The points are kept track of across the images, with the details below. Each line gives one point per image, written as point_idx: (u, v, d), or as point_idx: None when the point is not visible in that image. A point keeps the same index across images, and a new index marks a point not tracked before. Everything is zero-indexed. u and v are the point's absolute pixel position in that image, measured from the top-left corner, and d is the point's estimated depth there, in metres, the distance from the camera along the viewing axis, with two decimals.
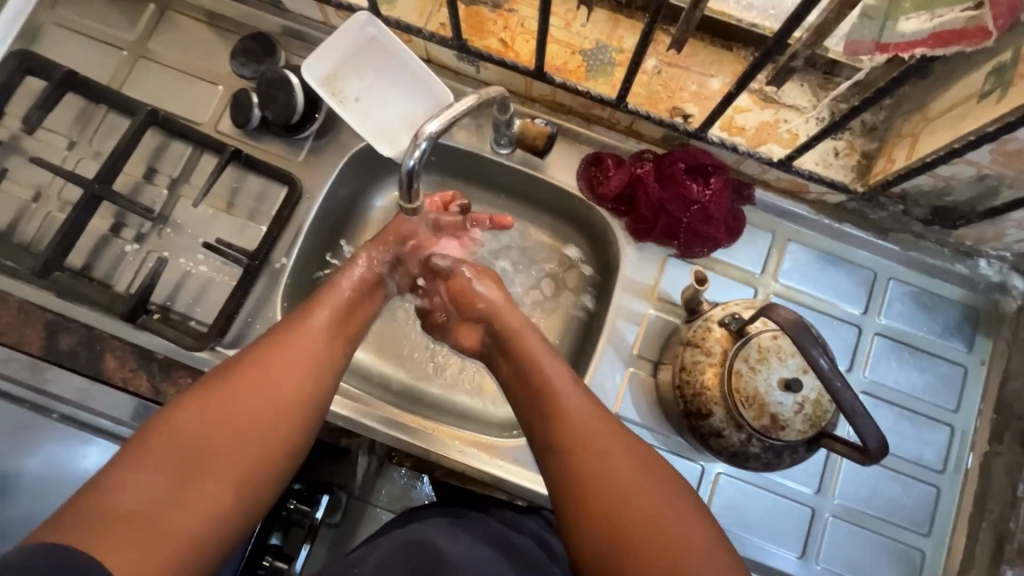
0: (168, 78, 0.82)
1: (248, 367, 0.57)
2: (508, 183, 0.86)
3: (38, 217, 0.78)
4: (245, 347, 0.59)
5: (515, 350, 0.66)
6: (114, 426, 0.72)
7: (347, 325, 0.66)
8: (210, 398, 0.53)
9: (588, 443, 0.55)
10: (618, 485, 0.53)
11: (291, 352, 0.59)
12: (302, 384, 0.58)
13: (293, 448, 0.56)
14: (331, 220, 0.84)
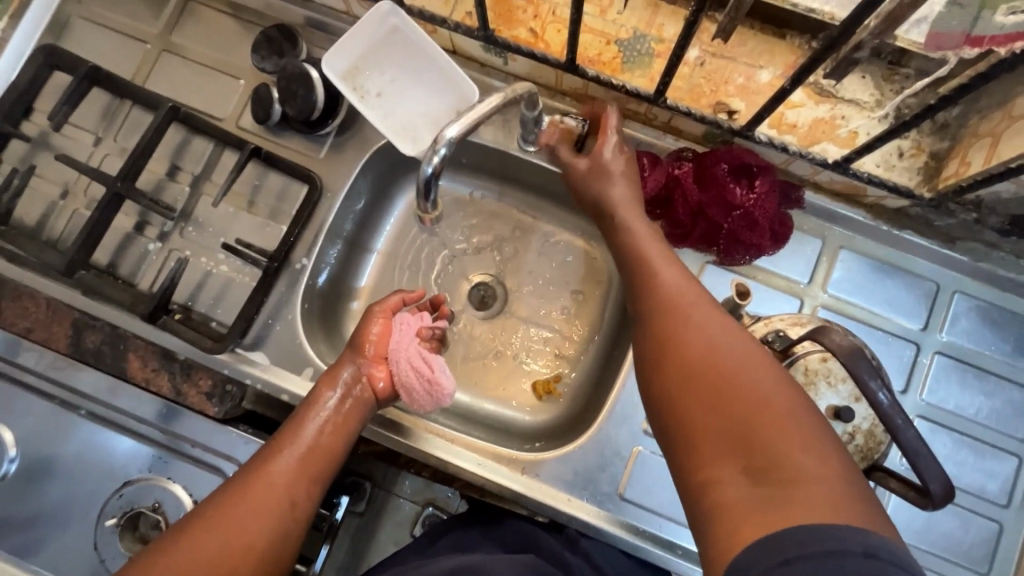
0: (191, 72, 0.81)
1: (205, 527, 0.53)
2: (537, 181, 0.82)
3: (66, 214, 0.78)
4: (210, 495, 0.57)
5: (642, 258, 0.60)
6: (140, 426, 0.72)
7: (318, 453, 0.60)
8: (163, 557, 0.51)
9: (710, 355, 0.47)
10: (731, 371, 0.45)
11: (252, 509, 0.55)
12: (261, 544, 0.54)
13: None
14: (354, 218, 0.82)
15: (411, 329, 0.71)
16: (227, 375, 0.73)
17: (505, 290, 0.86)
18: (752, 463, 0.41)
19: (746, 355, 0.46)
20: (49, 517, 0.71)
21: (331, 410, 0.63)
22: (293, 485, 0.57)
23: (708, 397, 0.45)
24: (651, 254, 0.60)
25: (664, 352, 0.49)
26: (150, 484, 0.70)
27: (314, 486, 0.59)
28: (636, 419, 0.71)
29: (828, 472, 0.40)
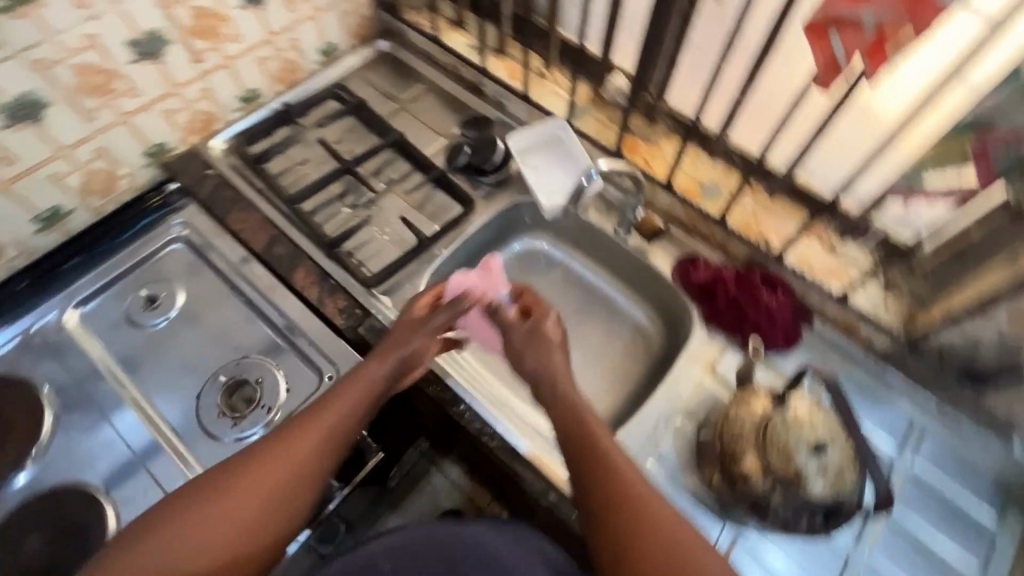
0: (413, 124, 1.20)
1: (256, 458, 0.71)
2: (615, 261, 1.11)
3: (294, 174, 1.11)
4: (262, 437, 0.74)
5: (599, 451, 0.73)
6: (275, 318, 0.98)
7: (333, 435, 0.75)
8: (223, 490, 0.68)
9: (681, 550, 0.65)
10: (681, 550, 0.65)
11: (285, 455, 0.72)
12: (289, 490, 0.70)
13: (273, 524, 0.69)
14: (482, 243, 1.13)
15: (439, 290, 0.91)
16: (359, 302, 0.97)
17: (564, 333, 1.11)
18: None
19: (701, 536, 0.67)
20: (181, 360, 0.95)
21: (367, 377, 0.80)
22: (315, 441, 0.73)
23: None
24: (612, 447, 0.73)
25: (644, 529, 0.67)
26: (262, 363, 0.95)
27: (332, 456, 0.74)
28: (651, 440, 0.87)
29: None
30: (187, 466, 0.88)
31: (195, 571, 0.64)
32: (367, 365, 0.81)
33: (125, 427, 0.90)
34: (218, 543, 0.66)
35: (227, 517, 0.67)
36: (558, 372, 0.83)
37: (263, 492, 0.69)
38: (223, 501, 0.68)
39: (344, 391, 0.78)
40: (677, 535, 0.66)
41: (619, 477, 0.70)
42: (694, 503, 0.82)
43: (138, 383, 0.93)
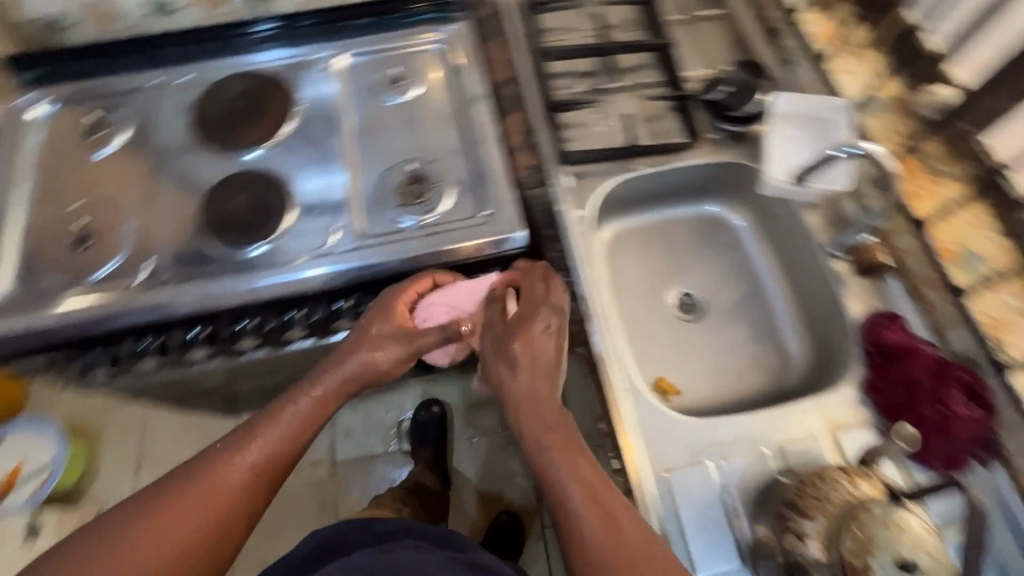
0: (687, 41, 1.13)
1: (257, 425, 0.73)
2: (804, 276, 0.99)
3: (558, 36, 1.14)
4: (234, 428, 0.74)
5: (547, 472, 0.69)
6: (468, 139, 1.03)
7: (342, 388, 0.78)
8: (238, 452, 0.70)
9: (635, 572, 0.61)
10: (633, 569, 0.62)
11: (275, 428, 0.73)
12: (236, 485, 0.68)
13: (250, 504, 0.69)
14: (682, 185, 1.06)
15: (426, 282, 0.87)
16: (544, 169, 0.99)
17: (705, 311, 1.05)
18: None
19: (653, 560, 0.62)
20: (392, 136, 1.05)
21: (372, 337, 0.80)
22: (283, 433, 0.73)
23: None
24: (557, 472, 0.68)
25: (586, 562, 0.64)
26: (446, 174, 1.01)
27: (317, 424, 0.76)
28: (724, 447, 0.80)
29: None
30: (352, 216, 0.98)
31: (176, 549, 0.64)
32: (357, 351, 0.79)
33: (329, 164, 1.03)
34: (212, 514, 0.66)
35: (206, 507, 0.66)
36: (523, 403, 0.72)
37: (240, 470, 0.69)
38: (188, 505, 0.66)
39: (345, 361, 0.78)
40: (630, 556, 0.62)
41: (566, 500, 0.67)
42: (729, 530, 0.75)
43: (354, 135, 1.06)
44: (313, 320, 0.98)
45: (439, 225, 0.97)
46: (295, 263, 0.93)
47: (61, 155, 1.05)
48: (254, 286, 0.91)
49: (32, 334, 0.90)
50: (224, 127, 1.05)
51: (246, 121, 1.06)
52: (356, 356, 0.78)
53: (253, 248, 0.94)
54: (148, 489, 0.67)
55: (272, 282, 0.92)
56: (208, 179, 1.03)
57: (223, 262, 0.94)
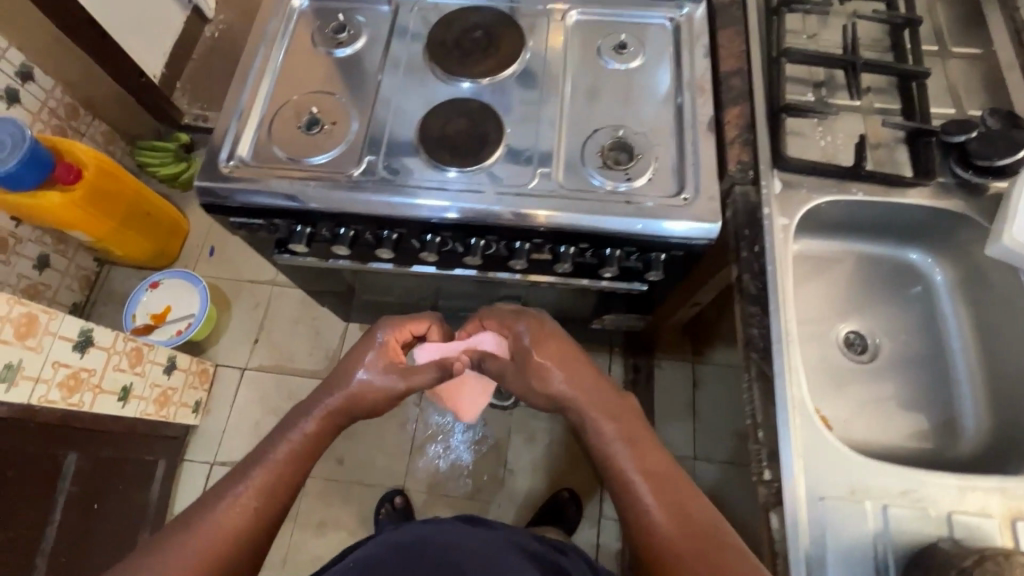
0: (938, 76, 1.06)
1: (262, 458, 0.80)
2: (1005, 351, 0.92)
3: (797, 39, 1.10)
4: (227, 477, 0.78)
5: (616, 467, 0.77)
6: (686, 123, 1.02)
7: (331, 419, 0.86)
8: (198, 512, 0.73)
9: (706, 538, 0.69)
10: (706, 535, 0.70)
11: (272, 470, 0.78)
12: (280, 486, 0.78)
13: (286, 498, 0.78)
14: (890, 223, 1.01)
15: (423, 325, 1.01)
16: (757, 168, 0.97)
17: (875, 356, 1.01)
18: None
19: (716, 529, 0.70)
20: (605, 99, 1.07)
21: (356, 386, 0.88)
22: (250, 488, 0.76)
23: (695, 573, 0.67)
24: (619, 460, 0.77)
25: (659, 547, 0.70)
26: (650, 148, 1.02)
27: (312, 457, 0.83)
28: (890, 493, 0.76)
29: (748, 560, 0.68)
30: (552, 165, 1.01)
31: (228, 535, 0.72)
32: (356, 376, 0.88)
33: (540, 109, 1.06)
34: (256, 517, 0.74)
35: (232, 521, 0.73)
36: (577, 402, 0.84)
37: (248, 501, 0.75)
38: (232, 513, 0.73)
39: (336, 391, 0.87)
40: (698, 526, 0.70)
41: (630, 481, 0.75)
42: (878, 573, 0.72)
43: (569, 89, 1.08)
44: (488, 254, 1.05)
45: (633, 195, 0.98)
46: (492, 194, 0.97)
47: (306, 46, 1.16)
48: (451, 205, 0.96)
49: (254, 194, 0.99)
50: (452, 53, 1.11)
51: (473, 52, 1.11)
52: (357, 379, 0.88)
53: (457, 170, 0.99)
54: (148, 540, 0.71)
55: (469, 204, 0.96)
56: (426, 98, 1.09)
57: (430, 177, 1.00)
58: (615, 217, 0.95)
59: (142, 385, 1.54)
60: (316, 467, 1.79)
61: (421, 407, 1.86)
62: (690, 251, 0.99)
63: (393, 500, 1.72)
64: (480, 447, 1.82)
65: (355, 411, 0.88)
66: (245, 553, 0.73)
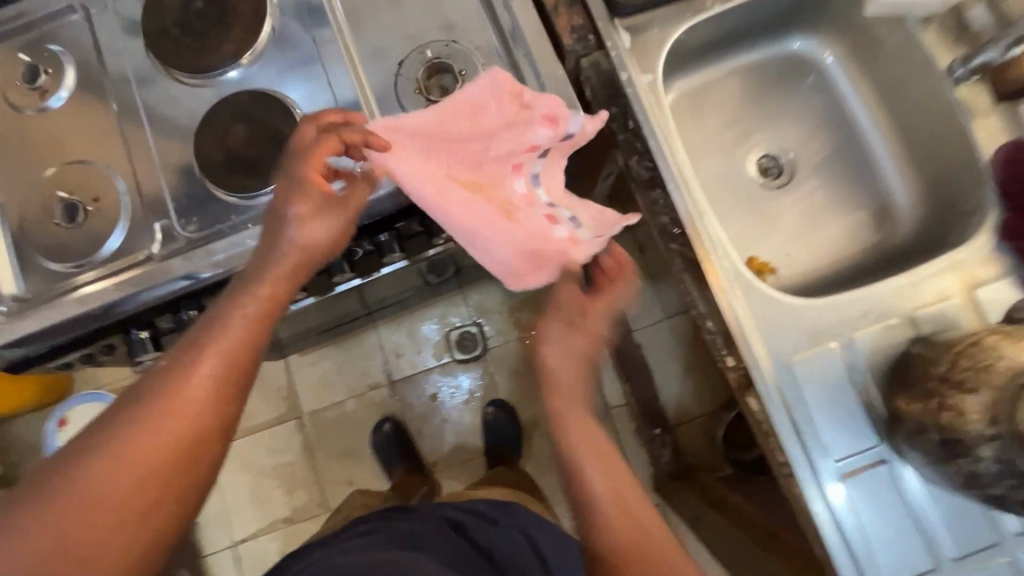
0: None
1: (221, 316, 0.54)
2: (915, 112, 0.83)
3: None
4: (205, 327, 0.53)
5: (556, 355, 0.72)
6: (495, 8, 0.82)
7: (315, 245, 0.61)
8: (132, 406, 0.49)
9: (606, 453, 0.66)
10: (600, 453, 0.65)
11: (242, 315, 0.54)
12: (246, 353, 0.53)
13: (240, 381, 0.52)
14: (758, 21, 0.87)
15: (353, 140, 0.62)
16: (596, 29, 0.80)
17: (792, 171, 0.93)
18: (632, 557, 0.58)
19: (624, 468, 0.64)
20: (391, 17, 0.84)
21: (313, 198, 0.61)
22: (251, 298, 0.56)
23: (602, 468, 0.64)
24: (559, 341, 0.73)
25: (580, 454, 0.64)
26: (470, 55, 0.82)
27: (294, 287, 0.60)
28: (851, 323, 0.72)
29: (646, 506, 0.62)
30: None
31: (165, 463, 0.47)
32: (290, 208, 0.60)
33: (323, 65, 0.84)
34: (193, 418, 0.49)
35: (173, 421, 0.48)
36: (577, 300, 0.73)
37: (198, 395, 0.50)
38: (182, 401, 0.49)
39: (303, 180, 0.61)
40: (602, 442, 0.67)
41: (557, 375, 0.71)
42: (861, 404, 0.71)
43: (344, 23, 0.84)
44: (358, 258, 0.87)
45: None
46: None
47: (7, 114, 0.87)
48: None
49: (61, 327, 0.81)
50: (186, 42, 0.84)
51: (211, 32, 0.85)
52: (291, 209, 0.60)
53: (264, 188, 0.79)
54: (82, 442, 0.47)
55: None
56: (188, 115, 0.85)
57: (242, 211, 0.81)
58: None
59: None
60: (332, 497, 1.73)
61: (398, 396, 1.76)
62: None
63: (384, 430, 1.70)
64: (471, 405, 1.77)
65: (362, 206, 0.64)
66: (187, 481, 0.49)
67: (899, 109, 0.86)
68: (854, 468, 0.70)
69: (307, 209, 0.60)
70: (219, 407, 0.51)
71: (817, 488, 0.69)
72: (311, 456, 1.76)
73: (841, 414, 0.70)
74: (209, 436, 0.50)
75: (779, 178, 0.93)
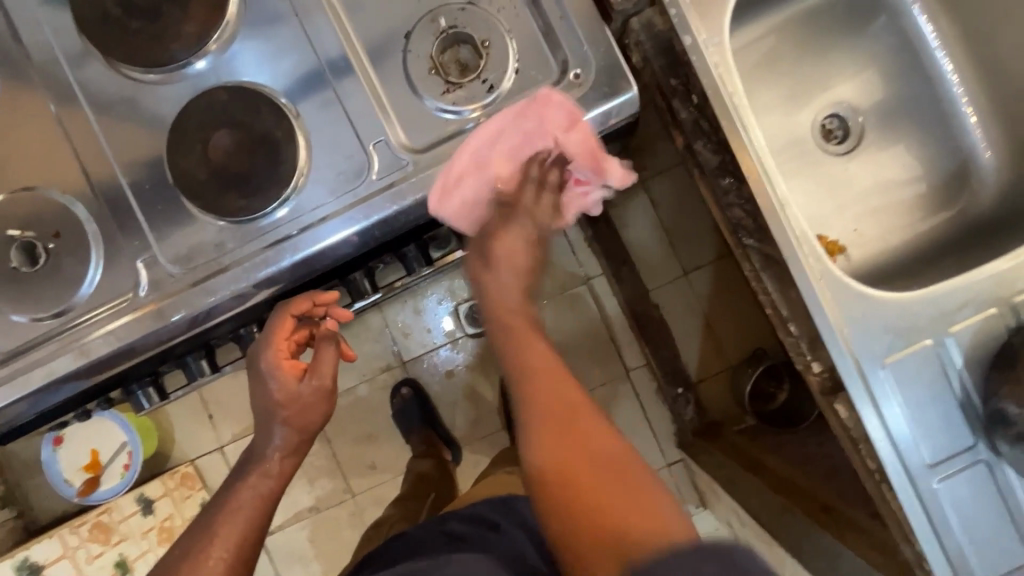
0: None
1: (232, 501, 0.67)
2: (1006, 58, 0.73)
3: None
4: (200, 525, 0.67)
5: (515, 332, 0.72)
6: None
7: (305, 418, 0.71)
8: None
9: (577, 435, 0.62)
10: (568, 472, 0.59)
11: (245, 506, 0.67)
12: (258, 518, 0.67)
13: (255, 537, 0.66)
14: None
15: (307, 307, 0.71)
16: None
17: (861, 132, 0.84)
18: (578, 507, 0.57)
19: (609, 462, 0.60)
20: None
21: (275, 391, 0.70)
22: (261, 479, 0.69)
23: (564, 463, 0.60)
24: (510, 309, 0.74)
25: (557, 466, 0.60)
26: (491, 21, 0.68)
27: (291, 460, 0.71)
28: (950, 317, 0.65)
29: (681, 530, 0.54)
30: (386, 125, 0.68)
31: None
32: (270, 384, 0.70)
33: (311, 45, 0.69)
34: None
35: None
36: (526, 349, 0.70)
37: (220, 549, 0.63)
38: None
39: (272, 383, 0.70)
40: (611, 450, 0.61)
41: (517, 365, 0.69)
42: (960, 404, 0.65)
43: None
44: (376, 273, 0.82)
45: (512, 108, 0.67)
46: (334, 215, 0.67)
47: None
48: (292, 263, 0.67)
49: (41, 394, 0.69)
50: (133, 28, 0.68)
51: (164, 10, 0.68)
52: (268, 395, 0.70)
53: (263, 208, 0.66)
54: None
55: (311, 250, 0.67)
56: (148, 117, 0.69)
57: (238, 237, 0.68)
58: None
59: (134, 544, 1.35)
60: (355, 483, 1.60)
61: (412, 376, 1.58)
62: (611, 134, 0.72)
63: (401, 392, 1.55)
64: None
65: (309, 442, 0.72)
66: None
67: (987, 54, 0.76)
68: (951, 470, 0.65)
69: (286, 398, 0.70)
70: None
71: (914, 494, 0.65)
72: (329, 445, 1.61)
73: (940, 416, 0.65)
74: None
75: (842, 143, 0.84)
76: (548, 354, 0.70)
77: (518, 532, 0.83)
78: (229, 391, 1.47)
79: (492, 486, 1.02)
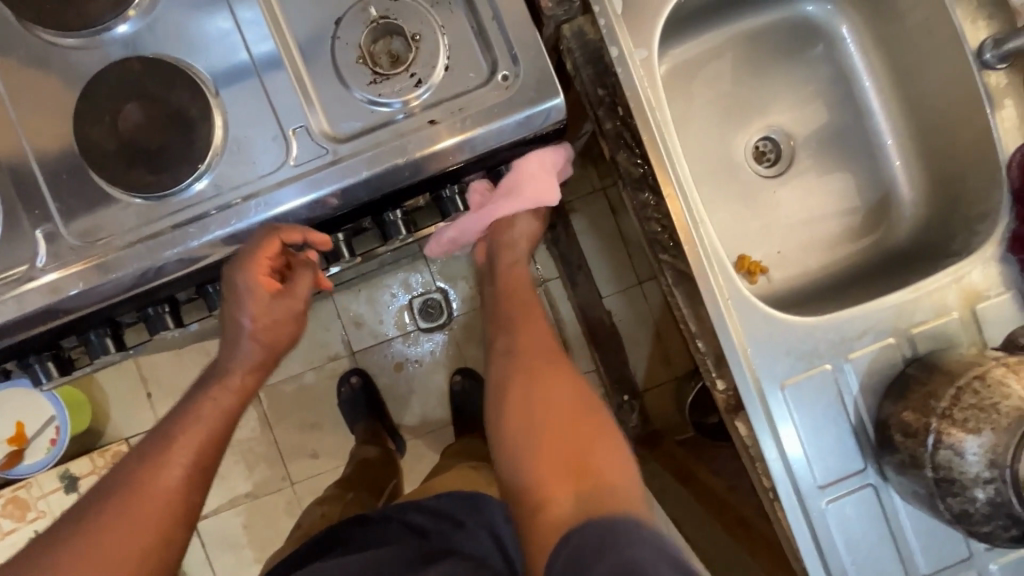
0: None
1: (185, 426, 0.68)
2: (928, 95, 0.75)
3: None
4: (151, 444, 0.68)
5: (526, 352, 0.78)
6: None
7: (274, 338, 0.72)
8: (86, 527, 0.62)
9: (573, 412, 0.71)
10: (573, 463, 0.66)
11: (201, 429, 0.69)
12: (212, 447, 0.69)
13: (209, 461, 0.69)
14: None
15: (297, 241, 0.66)
16: None
17: (792, 156, 0.85)
18: (577, 494, 0.63)
19: (593, 433, 0.69)
20: None
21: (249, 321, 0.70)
22: (222, 393, 0.71)
23: (560, 453, 0.67)
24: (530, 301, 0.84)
25: (534, 416, 0.71)
26: (424, 14, 0.67)
27: (253, 375, 0.73)
28: (849, 344, 0.67)
29: (638, 493, 0.64)
30: (310, 111, 0.67)
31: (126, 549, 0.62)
32: (247, 312, 0.69)
33: (237, 22, 0.67)
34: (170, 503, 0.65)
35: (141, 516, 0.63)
36: (530, 350, 0.78)
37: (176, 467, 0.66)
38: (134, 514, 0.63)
39: (245, 308, 0.69)
40: (594, 417, 0.71)
41: (526, 395, 0.73)
42: (853, 430, 0.67)
43: None
44: None
45: (440, 104, 0.67)
46: (247, 199, 0.65)
47: None
48: (202, 245, 0.66)
49: None
50: None
51: None
52: (241, 315, 0.70)
53: (172, 185, 0.65)
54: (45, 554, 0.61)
55: (222, 232, 0.65)
56: (62, 79, 0.66)
57: (146, 213, 0.66)
58: (425, 155, 0.66)
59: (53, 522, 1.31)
60: (294, 471, 1.58)
61: (361, 367, 1.55)
62: (541, 138, 0.72)
63: (350, 379, 1.53)
64: None
65: (275, 359, 0.75)
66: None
67: (911, 91, 0.78)
68: (841, 493, 0.67)
69: (261, 313, 0.70)
70: (182, 498, 0.66)
71: (803, 514, 0.66)
72: (270, 430, 1.58)
73: (832, 440, 0.67)
74: (182, 503, 0.66)
75: (776, 167, 0.86)
76: (567, 385, 0.74)
77: (483, 533, 0.83)
78: (166, 370, 1.43)
79: (459, 477, 0.99)
